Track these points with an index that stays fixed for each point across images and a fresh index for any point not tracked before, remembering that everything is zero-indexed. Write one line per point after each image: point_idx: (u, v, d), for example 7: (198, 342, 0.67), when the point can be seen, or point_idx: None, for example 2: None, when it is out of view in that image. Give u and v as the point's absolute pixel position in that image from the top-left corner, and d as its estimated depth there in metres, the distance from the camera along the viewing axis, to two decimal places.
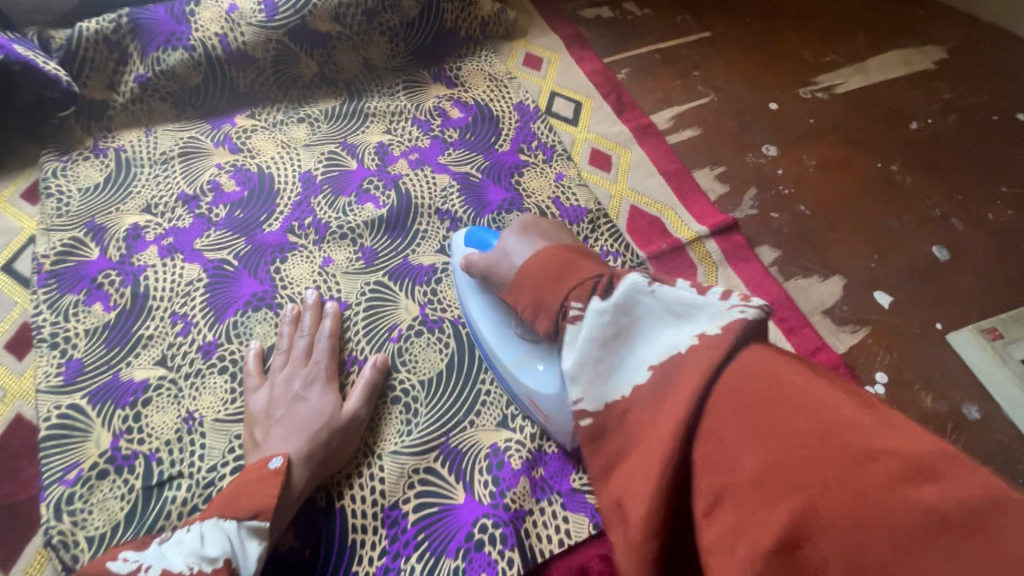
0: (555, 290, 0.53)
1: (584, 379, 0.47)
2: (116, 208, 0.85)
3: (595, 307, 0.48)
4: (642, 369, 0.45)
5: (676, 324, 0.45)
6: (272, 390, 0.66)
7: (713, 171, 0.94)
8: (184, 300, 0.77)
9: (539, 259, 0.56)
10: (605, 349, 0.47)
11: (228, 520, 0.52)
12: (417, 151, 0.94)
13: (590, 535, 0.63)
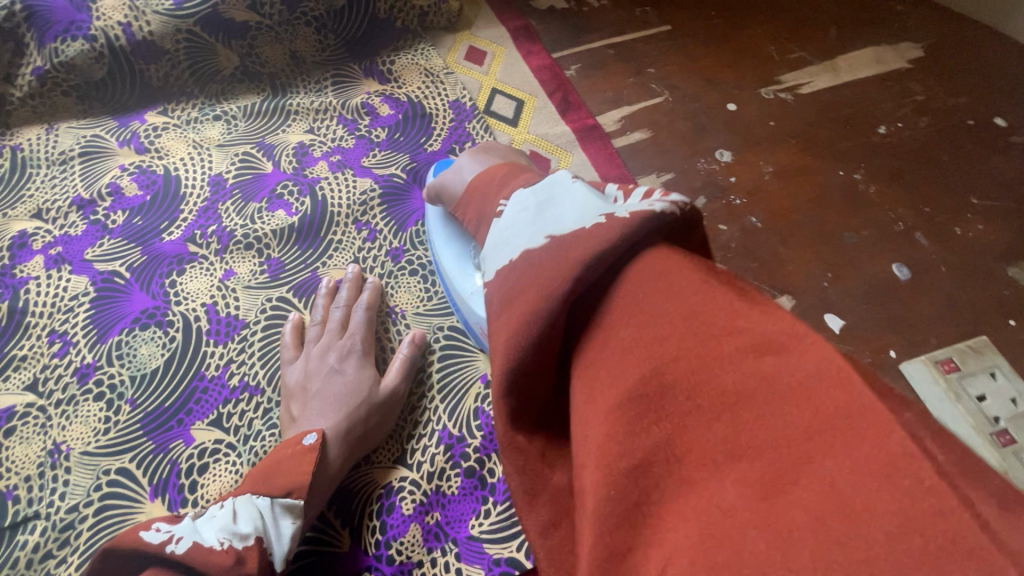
0: (493, 197, 0.52)
1: (489, 252, 0.47)
2: (4, 214, 0.79)
3: (520, 196, 0.48)
4: (541, 240, 0.42)
5: (587, 203, 0.43)
6: (308, 363, 0.64)
7: (660, 179, 0.87)
8: (65, 316, 0.71)
9: (482, 175, 0.57)
10: (527, 239, 0.44)
11: (263, 496, 0.50)
12: (340, 152, 0.87)
13: None
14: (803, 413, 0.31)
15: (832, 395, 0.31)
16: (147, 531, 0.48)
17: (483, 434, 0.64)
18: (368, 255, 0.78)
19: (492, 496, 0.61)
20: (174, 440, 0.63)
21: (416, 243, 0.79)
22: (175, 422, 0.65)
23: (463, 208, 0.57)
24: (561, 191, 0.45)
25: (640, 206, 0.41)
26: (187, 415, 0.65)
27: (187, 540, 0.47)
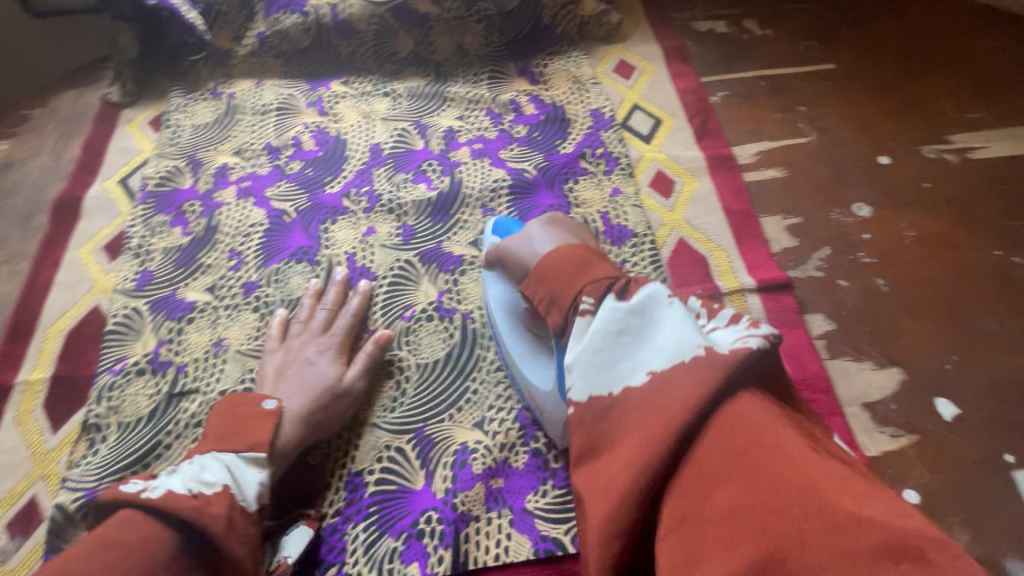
0: (568, 288, 0.53)
1: (579, 369, 0.47)
2: (214, 147, 0.97)
3: (609, 305, 0.48)
4: (642, 373, 0.44)
5: (684, 323, 0.44)
6: (286, 353, 0.72)
7: (785, 221, 0.85)
8: (244, 239, 0.87)
9: (557, 252, 0.56)
10: (607, 346, 0.46)
11: (227, 452, 0.58)
12: (482, 141, 0.95)
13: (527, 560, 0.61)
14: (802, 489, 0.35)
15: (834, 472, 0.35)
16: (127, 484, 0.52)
17: None
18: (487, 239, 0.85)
19: (552, 481, 0.66)
20: None
21: None
22: None
23: (531, 286, 0.57)
24: (651, 307, 0.47)
25: (737, 340, 0.41)
26: None
27: (159, 488, 0.52)
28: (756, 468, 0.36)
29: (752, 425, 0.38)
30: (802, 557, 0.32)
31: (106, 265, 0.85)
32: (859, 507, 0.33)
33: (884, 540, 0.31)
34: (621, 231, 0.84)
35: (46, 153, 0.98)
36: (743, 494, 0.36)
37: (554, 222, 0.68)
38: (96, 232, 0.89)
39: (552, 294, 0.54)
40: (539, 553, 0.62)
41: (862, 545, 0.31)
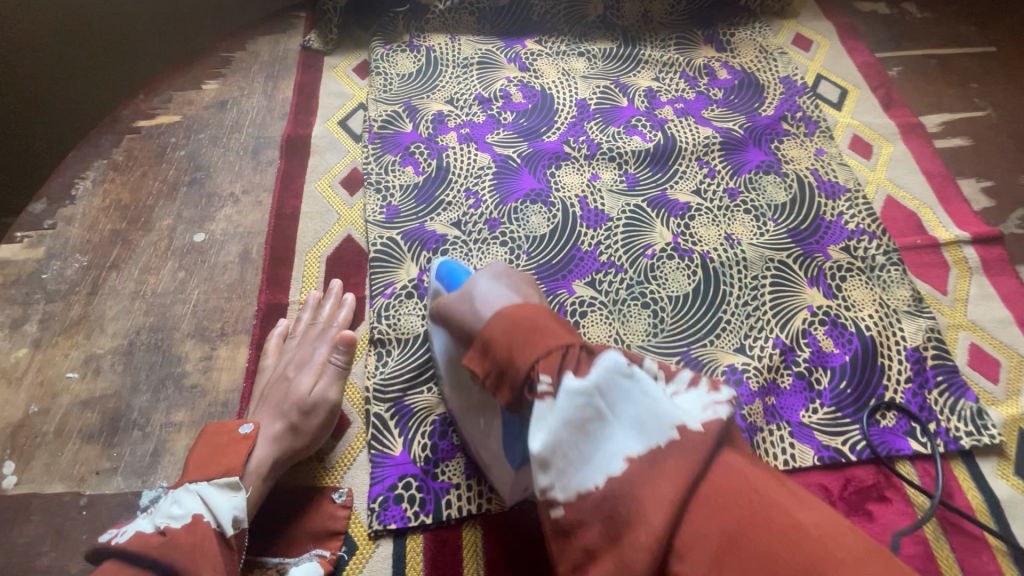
0: (512, 361, 0.45)
1: (556, 468, 0.42)
2: (427, 95, 1.01)
3: (569, 386, 0.42)
4: (619, 461, 0.40)
5: (652, 399, 0.42)
6: (274, 368, 0.72)
7: (980, 184, 0.92)
8: (477, 181, 0.91)
9: (502, 317, 0.48)
10: (577, 434, 0.42)
11: (196, 482, 0.59)
12: (683, 102, 1.01)
13: (814, 465, 0.68)
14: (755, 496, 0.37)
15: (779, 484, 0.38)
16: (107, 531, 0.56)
17: (810, 349, 0.76)
18: (708, 188, 0.91)
19: (819, 399, 0.72)
20: (561, 289, 0.81)
21: (750, 188, 0.91)
22: (561, 276, 0.82)
23: (474, 361, 0.49)
24: (613, 380, 0.43)
25: (708, 411, 0.42)
26: (570, 272, 0.82)
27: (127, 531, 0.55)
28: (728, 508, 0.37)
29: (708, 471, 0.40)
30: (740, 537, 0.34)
31: (347, 200, 0.89)
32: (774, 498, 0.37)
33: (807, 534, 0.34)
34: (833, 186, 0.91)
35: (259, 93, 1.02)
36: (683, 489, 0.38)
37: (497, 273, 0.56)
38: (330, 167, 0.93)
39: (498, 366, 0.47)
40: (824, 459, 0.68)
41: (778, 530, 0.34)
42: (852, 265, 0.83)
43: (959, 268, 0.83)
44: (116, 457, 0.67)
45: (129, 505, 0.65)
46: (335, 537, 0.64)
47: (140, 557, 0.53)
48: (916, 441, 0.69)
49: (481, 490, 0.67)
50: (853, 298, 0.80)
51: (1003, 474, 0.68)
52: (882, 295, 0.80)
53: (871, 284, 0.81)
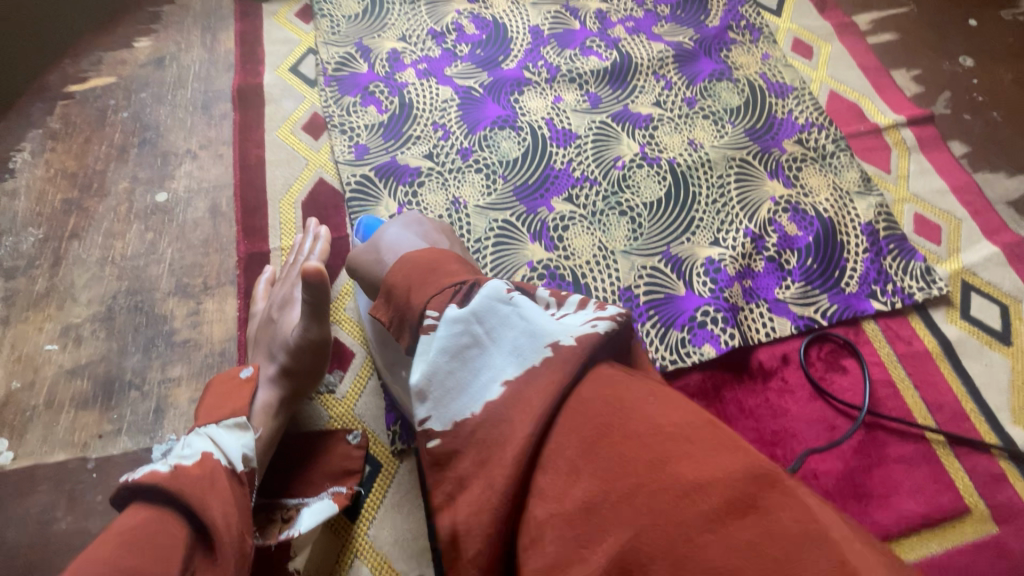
0: (414, 296, 0.47)
1: (433, 397, 0.42)
2: (378, 35, 0.98)
3: (450, 316, 0.44)
4: (496, 386, 0.41)
5: (529, 322, 0.43)
6: (263, 312, 0.70)
7: (909, 73, 0.99)
8: (442, 114, 0.90)
9: (407, 258, 0.51)
10: (456, 362, 0.43)
11: (205, 426, 0.55)
12: (634, 20, 1.03)
13: (792, 334, 0.74)
14: (665, 451, 0.35)
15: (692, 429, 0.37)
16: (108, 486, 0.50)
17: (777, 235, 0.81)
18: (668, 99, 0.94)
19: (790, 277, 0.78)
20: (541, 207, 0.82)
21: (706, 96, 0.94)
22: (539, 195, 0.84)
23: (379, 306, 0.51)
24: (493, 307, 0.44)
25: (586, 327, 0.42)
26: (547, 190, 0.84)
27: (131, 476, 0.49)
28: (602, 440, 0.36)
29: (604, 389, 0.39)
30: (650, 502, 0.33)
31: (313, 144, 0.87)
32: (675, 453, 0.35)
33: (723, 497, 0.32)
34: (782, 87, 0.95)
35: (198, 46, 0.96)
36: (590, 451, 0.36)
37: (406, 224, 0.64)
38: (288, 114, 0.89)
39: (398, 311, 0.48)
40: (800, 328, 0.74)
41: (677, 493, 0.32)
42: (805, 155, 0.88)
43: (899, 149, 0.90)
44: (117, 418, 0.66)
45: (140, 461, 0.64)
46: (352, 476, 0.64)
47: (150, 492, 0.46)
48: (877, 301, 0.76)
49: None
50: (810, 185, 0.86)
51: (952, 319, 0.76)
52: (835, 179, 0.86)
53: (824, 171, 0.87)
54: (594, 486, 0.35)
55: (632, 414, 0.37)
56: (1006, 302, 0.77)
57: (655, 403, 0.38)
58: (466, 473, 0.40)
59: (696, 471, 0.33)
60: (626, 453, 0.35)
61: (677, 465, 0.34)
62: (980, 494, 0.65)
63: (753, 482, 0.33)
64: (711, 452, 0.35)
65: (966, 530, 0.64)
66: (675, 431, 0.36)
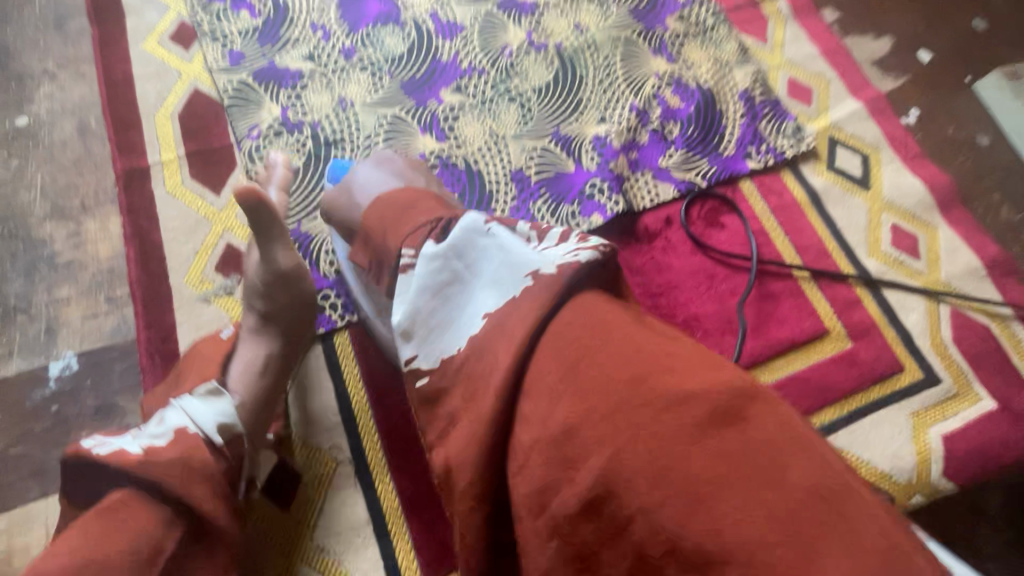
0: (394, 237, 0.56)
1: (419, 335, 0.51)
2: None
3: (428, 254, 0.52)
4: (478, 319, 0.47)
5: (506, 253, 0.49)
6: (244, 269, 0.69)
7: None
8: (321, 14, 0.87)
9: (389, 197, 0.59)
10: (438, 300, 0.50)
11: (179, 398, 0.54)
12: None
13: (675, 197, 0.78)
14: (647, 376, 0.37)
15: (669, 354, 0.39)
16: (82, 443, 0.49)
17: (661, 108, 0.84)
18: None
19: (673, 146, 0.82)
20: (430, 100, 0.82)
21: None
22: (428, 88, 0.83)
23: (364, 247, 0.61)
24: (473, 243, 0.51)
25: (566, 257, 0.45)
26: (435, 83, 0.83)
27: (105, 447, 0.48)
28: (579, 361, 0.39)
29: (579, 315, 0.42)
30: (635, 421, 0.35)
31: (183, 55, 0.82)
32: (661, 376, 0.37)
33: (706, 412, 0.34)
34: None
35: None
36: (573, 376, 0.39)
37: (383, 162, 0.69)
38: (153, 25, 0.84)
39: (378, 252, 0.58)
40: (682, 191, 0.79)
41: (659, 410, 0.35)
42: (687, 31, 0.90)
43: (775, 19, 0.93)
44: (8, 342, 0.66)
45: (39, 379, 0.65)
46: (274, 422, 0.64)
47: (118, 472, 0.46)
48: (752, 161, 0.81)
49: None
50: (691, 60, 0.88)
51: (819, 172, 0.82)
52: (715, 52, 0.89)
53: (705, 45, 0.89)
54: (578, 411, 0.37)
55: (612, 327, 0.40)
56: (867, 152, 0.84)
57: (635, 332, 0.40)
58: (453, 406, 0.46)
59: (727, 449, 0.33)
60: (606, 373, 0.38)
61: (667, 380, 0.36)
62: (836, 316, 0.73)
63: (798, 470, 0.32)
64: (693, 370, 0.37)
65: (824, 348, 0.72)
66: (701, 408, 0.34)
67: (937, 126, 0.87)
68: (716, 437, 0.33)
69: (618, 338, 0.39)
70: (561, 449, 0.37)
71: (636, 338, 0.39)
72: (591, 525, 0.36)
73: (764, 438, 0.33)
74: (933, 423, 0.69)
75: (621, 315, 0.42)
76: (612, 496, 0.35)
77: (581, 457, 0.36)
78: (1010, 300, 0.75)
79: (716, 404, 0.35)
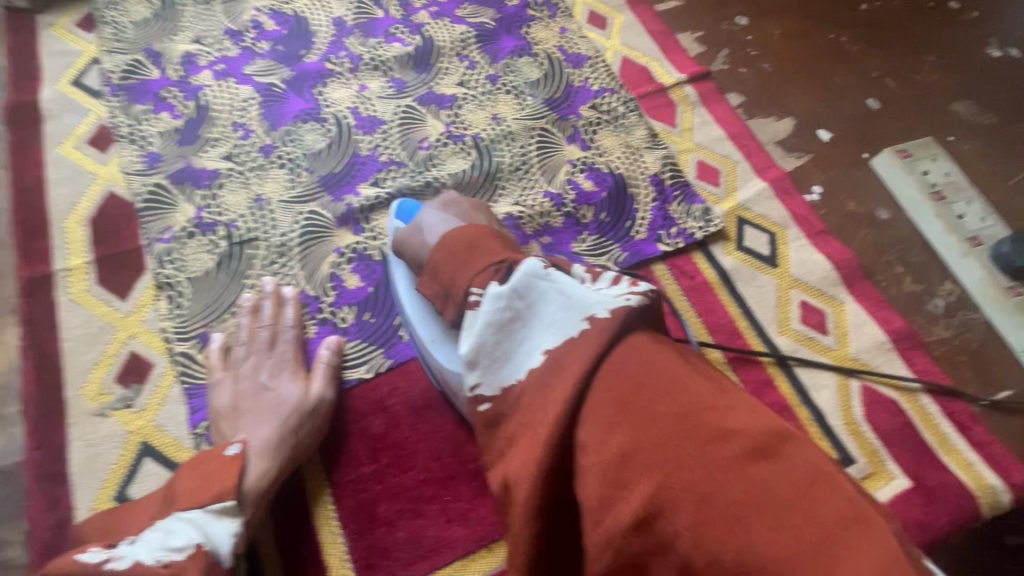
0: (461, 275, 0.58)
1: (482, 365, 0.52)
2: (169, 38, 0.95)
3: (493, 293, 0.53)
4: (538, 354, 0.50)
5: (566, 295, 0.51)
6: (236, 382, 0.67)
7: (694, 36, 1.08)
8: (242, 113, 0.89)
9: (449, 240, 0.61)
10: (501, 335, 0.52)
11: (191, 509, 0.54)
12: (436, 4, 1.05)
13: None
14: (697, 412, 0.42)
15: (712, 391, 0.44)
16: (82, 554, 0.52)
17: (574, 193, 0.87)
18: (471, 78, 0.97)
19: (586, 231, 0.85)
20: (347, 194, 0.83)
21: (507, 72, 0.98)
22: (345, 182, 0.84)
23: (427, 278, 0.62)
24: (532, 284, 0.52)
25: (617, 301, 0.49)
26: (353, 178, 0.85)
27: (124, 559, 0.51)
28: (635, 396, 0.43)
29: (635, 356, 0.46)
30: (688, 450, 0.40)
31: (100, 158, 0.83)
32: (711, 413, 0.42)
33: (744, 447, 0.39)
34: (577, 57, 1.02)
35: None
36: (630, 407, 0.43)
37: (446, 204, 0.72)
38: (71, 130, 0.85)
39: (444, 287, 0.60)
40: None
41: (711, 442, 0.40)
42: (600, 118, 0.94)
43: (683, 104, 0.98)
44: None
45: None
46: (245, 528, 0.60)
47: None
48: (663, 244, 0.84)
49: None
50: (604, 146, 0.92)
51: (728, 252, 0.84)
52: (626, 138, 0.93)
53: (617, 131, 0.93)
54: (634, 439, 0.42)
55: (663, 365, 0.45)
56: (775, 230, 0.87)
57: (680, 371, 0.45)
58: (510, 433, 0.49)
59: (763, 478, 0.38)
60: (658, 410, 0.42)
61: (721, 415, 0.42)
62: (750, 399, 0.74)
63: (825, 502, 0.37)
64: (738, 411, 0.42)
65: None
66: (744, 442, 0.40)
67: (839, 202, 0.91)
68: (753, 470, 0.39)
69: (668, 375, 0.44)
70: (619, 473, 0.41)
71: (684, 379, 0.44)
72: (640, 535, 0.40)
73: (797, 475, 0.38)
74: (881, 486, 0.70)
75: (670, 357, 0.46)
76: (659, 514, 0.39)
77: (635, 482, 0.41)
78: (918, 372, 0.77)
79: (756, 441, 0.40)
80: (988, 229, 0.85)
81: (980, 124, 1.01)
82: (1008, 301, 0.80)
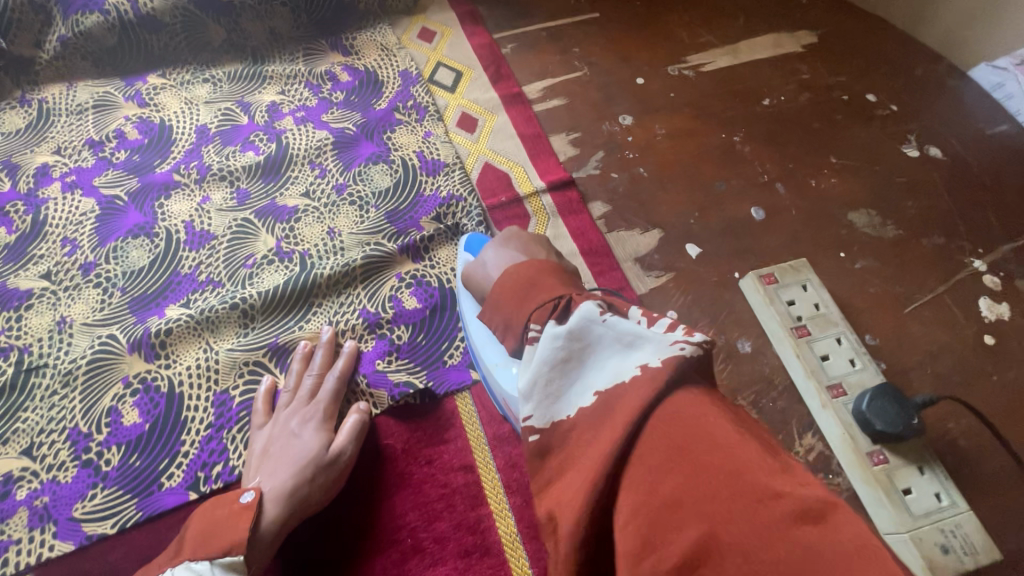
0: (519, 312, 0.53)
1: (535, 398, 0.44)
2: (31, 150, 0.97)
3: (551, 332, 0.46)
4: (590, 394, 0.42)
5: (626, 343, 0.43)
6: (273, 428, 0.70)
7: (569, 137, 1.02)
8: (76, 228, 0.89)
9: (508, 275, 0.57)
10: (556, 372, 0.45)
11: (201, 561, 0.55)
12: (304, 109, 1.04)
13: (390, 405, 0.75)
14: (750, 468, 0.34)
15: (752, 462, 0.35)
16: None
17: (393, 311, 0.81)
18: (318, 188, 0.94)
19: (397, 353, 0.79)
20: (150, 317, 0.80)
21: (358, 180, 0.95)
22: (155, 303, 0.82)
23: (489, 311, 0.58)
24: (588, 327, 0.45)
25: (670, 350, 0.40)
26: (165, 299, 0.83)
27: None
28: (686, 446, 0.36)
29: (692, 405, 0.38)
30: (737, 507, 0.32)
31: None
32: (767, 472, 0.34)
33: (795, 508, 0.31)
34: (434, 163, 0.97)
35: None
36: (682, 456, 0.35)
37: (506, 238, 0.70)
38: None
39: (506, 320, 0.55)
40: (397, 396, 0.75)
41: (761, 500, 0.32)
42: (438, 231, 0.89)
43: (539, 216, 0.93)
44: None
45: None
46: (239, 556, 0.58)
47: None
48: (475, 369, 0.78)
49: (46, 537, 0.66)
50: (438, 257, 0.87)
51: None
52: None
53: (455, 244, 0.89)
54: (679, 488, 0.34)
55: (716, 419, 0.37)
56: None
57: (732, 436, 0.36)
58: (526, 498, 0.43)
59: (811, 547, 0.30)
60: (707, 464, 0.35)
61: (767, 477, 0.33)
62: None
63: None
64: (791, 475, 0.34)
65: None
66: (793, 506, 0.32)
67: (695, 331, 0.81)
68: (802, 536, 0.30)
69: (721, 429, 0.36)
70: (658, 524, 0.34)
71: (731, 436, 0.36)
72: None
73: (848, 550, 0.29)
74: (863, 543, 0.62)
75: (722, 414, 0.38)
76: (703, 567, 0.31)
77: (676, 533, 0.33)
78: None
79: (808, 504, 0.32)
80: (855, 375, 0.73)
81: (880, 239, 0.90)
82: (868, 469, 0.66)
